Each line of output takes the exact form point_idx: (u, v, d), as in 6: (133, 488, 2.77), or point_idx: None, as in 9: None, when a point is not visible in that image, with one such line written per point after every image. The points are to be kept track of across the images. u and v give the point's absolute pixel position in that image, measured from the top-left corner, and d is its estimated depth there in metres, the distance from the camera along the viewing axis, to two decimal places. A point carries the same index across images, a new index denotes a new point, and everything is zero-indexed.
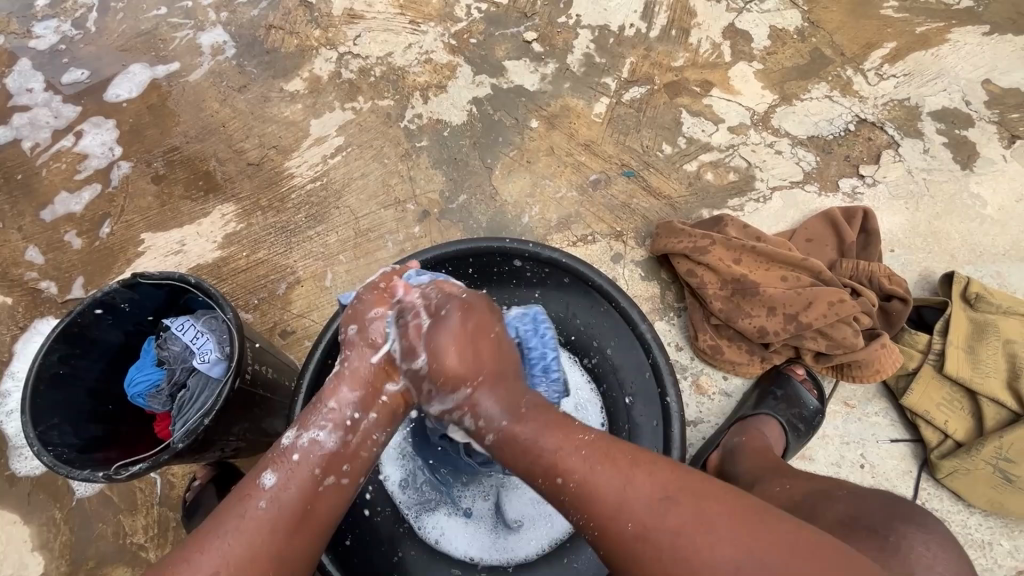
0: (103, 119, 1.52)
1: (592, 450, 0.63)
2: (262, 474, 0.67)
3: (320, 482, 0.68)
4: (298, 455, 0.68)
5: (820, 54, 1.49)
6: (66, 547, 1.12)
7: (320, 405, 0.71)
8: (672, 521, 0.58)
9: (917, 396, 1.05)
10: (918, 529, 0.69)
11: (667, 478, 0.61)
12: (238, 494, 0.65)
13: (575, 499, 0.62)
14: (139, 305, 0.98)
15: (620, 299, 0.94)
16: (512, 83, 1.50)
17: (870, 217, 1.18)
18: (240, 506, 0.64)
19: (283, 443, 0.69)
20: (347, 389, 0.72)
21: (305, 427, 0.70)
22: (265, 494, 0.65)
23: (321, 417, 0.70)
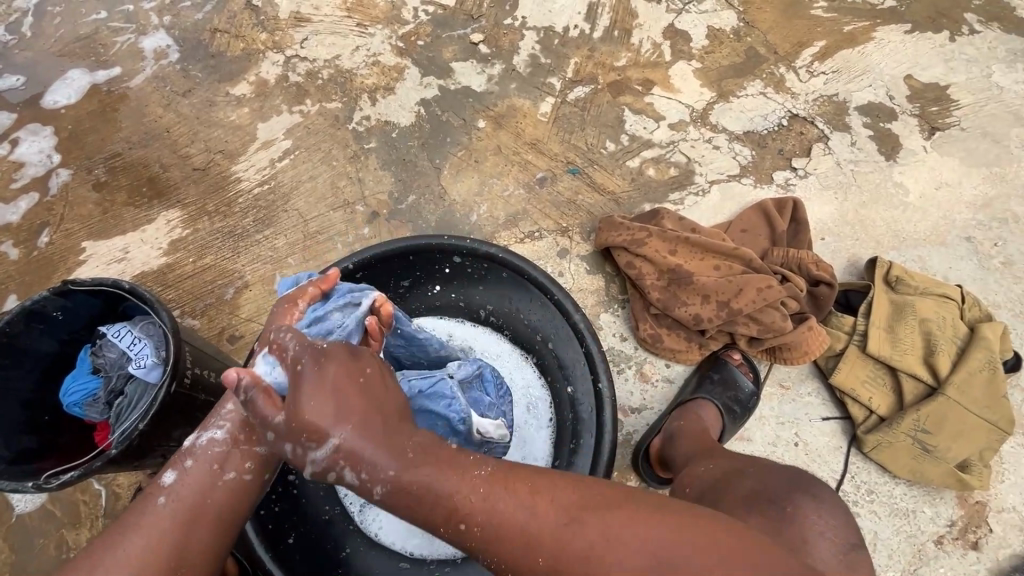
0: (40, 126, 1.48)
1: (484, 484, 0.61)
2: (163, 474, 0.71)
3: (218, 475, 0.70)
4: (195, 455, 0.71)
5: (754, 53, 1.55)
6: (5, 565, 1.09)
7: (220, 406, 0.74)
8: (579, 549, 0.57)
9: (844, 375, 1.11)
10: (810, 500, 0.72)
11: (572, 501, 0.61)
12: (140, 495, 0.70)
13: (483, 543, 0.60)
14: (74, 313, 0.97)
15: (556, 291, 0.96)
16: (459, 84, 1.52)
17: (799, 207, 1.24)
18: (140, 506, 0.69)
19: (184, 446, 0.73)
20: (244, 391, 0.75)
21: (204, 428, 0.73)
22: (164, 492, 0.69)
23: (219, 417, 0.74)
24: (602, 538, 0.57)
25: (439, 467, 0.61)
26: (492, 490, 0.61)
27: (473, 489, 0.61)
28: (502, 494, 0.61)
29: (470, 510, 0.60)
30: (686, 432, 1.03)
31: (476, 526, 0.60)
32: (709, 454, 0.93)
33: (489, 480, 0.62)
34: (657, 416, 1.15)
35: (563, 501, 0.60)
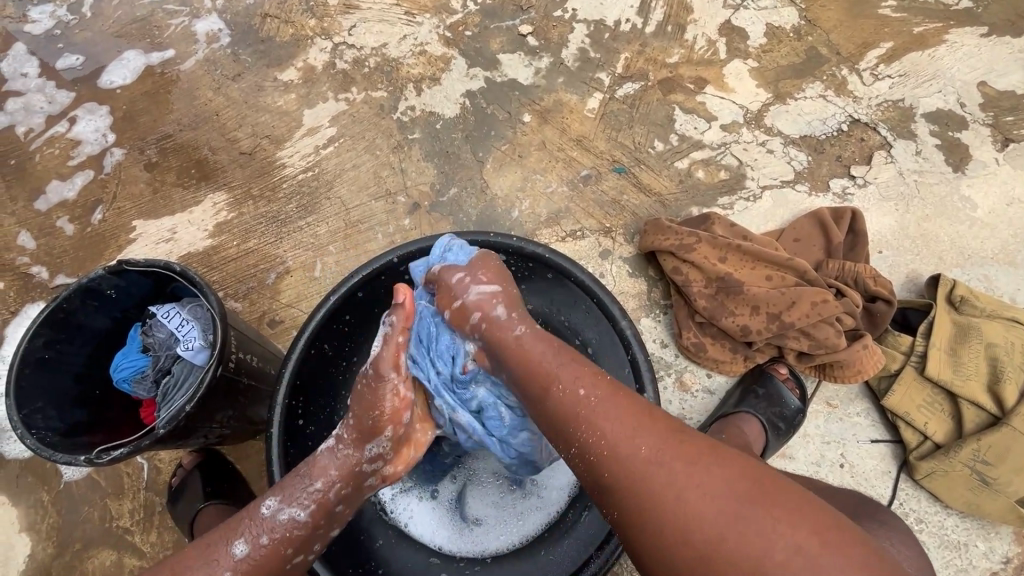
0: (97, 105, 1.52)
1: (616, 390, 0.72)
2: (235, 541, 0.74)
3: (287, 560, 0.76)
4: (270, 533, 0.75)
5: (815, 53, 1.48)
6: (53, 529, 1.13)
7: (308, 483, 0.78)
8: (674, 456, 0.63)
9: (898, 397, 1.06)
10: (872, 540, 0.77)
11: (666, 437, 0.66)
12: (208, 556, 0.72)
13: (588, 414, 0.70)
14: (126, 292, 0.99)
15: (601, 295, 0.93)
16: (505, 77, 1.49)
17: (858, 218, 1.18)
18: (207, 569, 0.71)
19: (263, 512, 0.76)
20: (334, 476, 0.79)
21: (286, 502, 0.76)
22: (234, 564, 0.72)
23: (303, 495, 0.77)
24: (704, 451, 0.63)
25: (574, 359, 0.76)
26: (616, 395, 0.71)
27: (597, 384, 0.72)
28: (625, 398, 0.71)
29: (595, 387, 0.72)
30: (728, 446, 0.99)
31: (594, 401, 0.71)
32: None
33: (615, 389, 0.72)
34: (696, 427, 1.12)
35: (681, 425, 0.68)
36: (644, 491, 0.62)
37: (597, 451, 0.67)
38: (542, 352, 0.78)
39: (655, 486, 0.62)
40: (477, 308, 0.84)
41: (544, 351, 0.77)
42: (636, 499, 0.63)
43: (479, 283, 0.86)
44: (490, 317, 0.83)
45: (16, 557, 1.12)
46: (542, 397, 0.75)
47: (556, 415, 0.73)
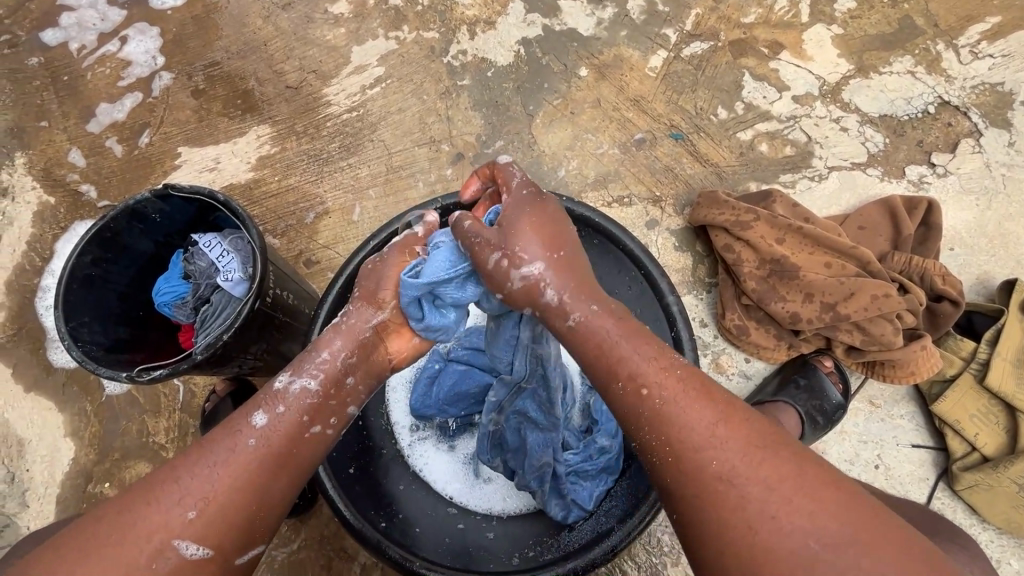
0: (148, 26, 1.49)
1: (687, 386, 0.62)
2: (253, 414, 0.68)
3: (306, 428, 0.69)
4: (287, 402, 0.69)
5: (910, 23, 1.34)
6: (94, 437, 1.19)
7: (313, 353, 0.72)
8: (753, 474, 0.55)
9: (951, 404, 1.00)
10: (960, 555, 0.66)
11: (747, 434, 0.58)
12: (228, 428, 0.67)
13: (656, 416, 0.61)
14: (170, 217, 0.99)
15: (650, 267, 0.89)
16: (565, 25, 1.40)
17: (934, 210, 1.09)
18: (229, 440, 0.66)
19: (275, 386, 0.70)
20: (341, 345, 0.72)
21: (297, 373, 0.70)
22: (255, 433, 0.66)
23: (313, 366, 0.71)
24: (789, 472, 0.55)
25: (641, 345, 0.65)
26: (687, 393, 0.61)
27: (665, 382, 0.62)
28: (700, 399, 0.61)
29: (662, 386, 0.62)
30: None
31: (660, 400, 0.61)
32: None
33: (686, 380, 0.62)
34: None
35: (765, 429, 0.59)
36: (715, 508, 0.56)
37: (663, 453, 0.60)
38: (606, 334, 0.65)
39: (730, 507, 0.55)
40: (524, 299, 0.67)
41: (606, 335, 0.65)
42: (700, 505, 0.57)
43: (520, 264, 0.66)
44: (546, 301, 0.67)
45: (60, 460, 1.18)
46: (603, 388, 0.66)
47: (621, 412, 0.64)
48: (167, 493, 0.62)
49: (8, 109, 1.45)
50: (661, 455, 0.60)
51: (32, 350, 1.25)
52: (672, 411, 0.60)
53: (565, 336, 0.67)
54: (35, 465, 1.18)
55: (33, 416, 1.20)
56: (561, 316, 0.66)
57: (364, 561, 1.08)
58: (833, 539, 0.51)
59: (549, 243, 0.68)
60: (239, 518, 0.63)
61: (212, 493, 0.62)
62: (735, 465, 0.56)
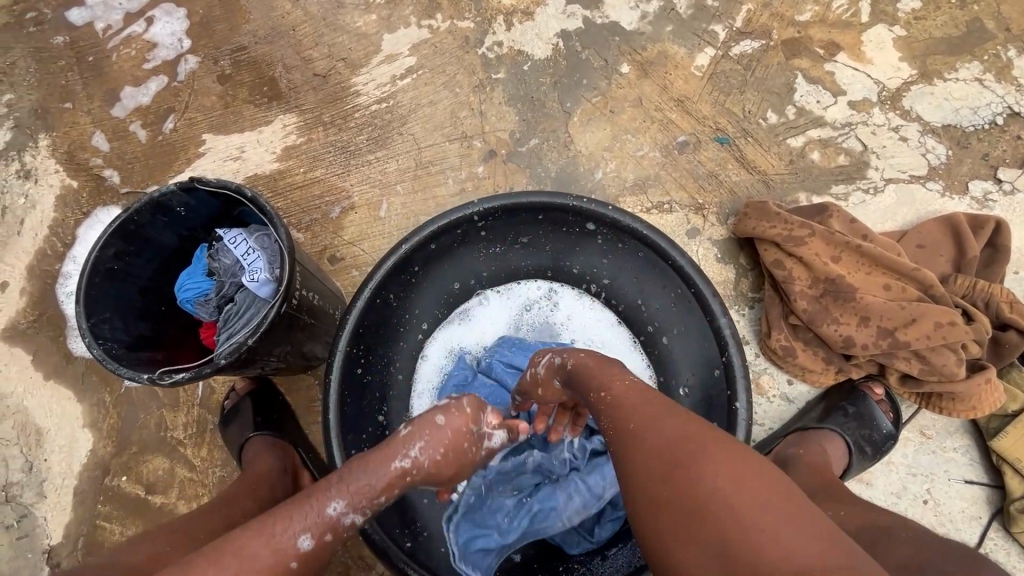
0: (174, 7, 1.45)
1: (629, 385, 0.69)
2: (299, 534, 0.61)
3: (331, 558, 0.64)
4: (335, 534, 0.63)
5: (979, 26, 1.25)
6: (113, 429, 1.17)
7: (377, 491, 0.66)
8: (670, 436, 0.60)
9: (1011, 440, 0.94)
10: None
11: (666, 414, 0.63)
12: (269, 544, 0.59)
13: (607, 406, 0.68)
14: (194, 211, 0.95)
15: (701, 286, 0.83)
16: (607, 18, 1.33)
17: (1002, 231, 1.01)
18: (266, 560, 0.58)
19: (330, 513, 0.63)
20: (400, 489, 0.69)
21: (355, 507, 0.64)
22: (296, 558, 0.60)
23: (369, 502, 0.66)
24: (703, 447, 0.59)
25: (601, 364, 0.74)
26: (636, 390, 0.69)
27: (616, 385, 0.69)
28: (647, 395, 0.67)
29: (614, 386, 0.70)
30: (807, 462, 0.89)
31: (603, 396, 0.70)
32: (842, 499, 0.78)
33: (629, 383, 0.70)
34: (767, 435, 1.03)
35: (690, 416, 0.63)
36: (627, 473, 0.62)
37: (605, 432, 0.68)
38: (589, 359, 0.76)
39: (648, 467, 0.60)
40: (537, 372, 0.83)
41: (585, 367, 0.75)
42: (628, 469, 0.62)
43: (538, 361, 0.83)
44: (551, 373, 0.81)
45: (78, 451, 1.16)
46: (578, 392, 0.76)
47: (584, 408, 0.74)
48: None
49: (33, 89, 1.42)
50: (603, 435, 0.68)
51: (52, 338, 1.24)
52: (615, 400, 0.68)
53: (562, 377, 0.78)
54: (53, 455, 1.16)
55: (52, 405, 1.19)
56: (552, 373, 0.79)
57: (382, 571, 1.06)
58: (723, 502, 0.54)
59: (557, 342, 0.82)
60: None
61: None
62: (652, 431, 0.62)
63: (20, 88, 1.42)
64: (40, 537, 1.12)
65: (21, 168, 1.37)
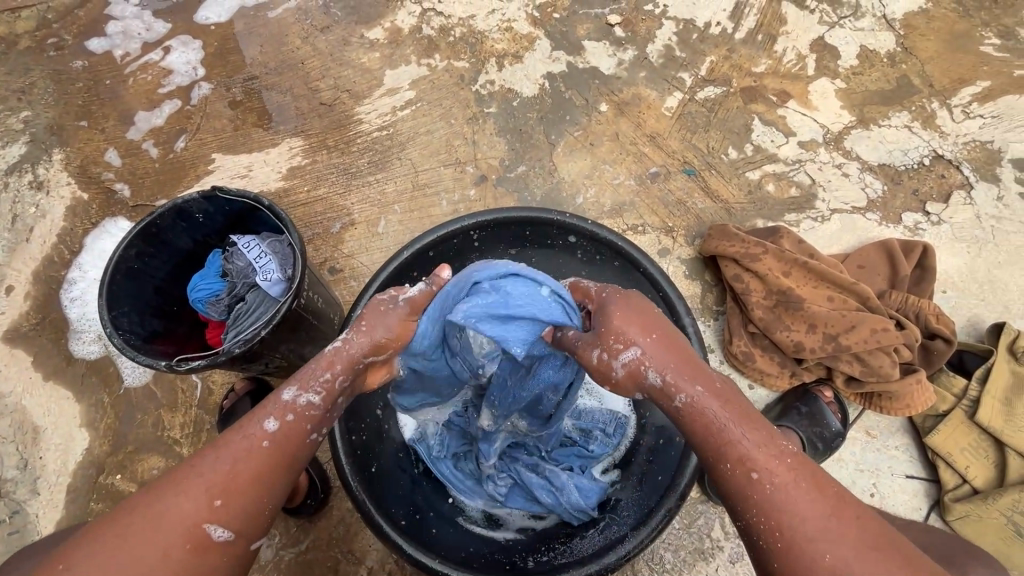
0: (191, 39, 1.57)
1: (797, 475, 0.63)
2: (264, 420, 0.70)
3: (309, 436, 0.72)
4: (295, 412, 0.71)
5: (907, 82, 1.45)
6: (109, 429, 1.21)
7: (316, 369, 0.74)
8: (857, 550, 0.58)
9: (944, 436, 1.05)
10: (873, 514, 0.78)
11: (831, 509, 0.61)
12: (242, 430, 0.69)
13: (765, 501, 0.63)
14: (211, 217, 1.05)
15: (668, 289, 0.97)
16: (588, 64, 1.50)
17: (928, 253, 1.16)
18: (242, 441, 0.69)
19: (283, 398, 0.71)
20: (339, 368, 0.74)
21: (302, 388, 0.72)
22: (267, 438, 0.69)
23: (316, 382, 0.73)
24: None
25: (726, 405, 0.69)
26: (800, 483, 0.63)
27: (777, 469, 0.64)
28: (809, 485, 0.63)
29: (776, 473, 0.64)
30: None
31: (771, 486, 0.63)
32: None
33: (794, 466, 0.64)
34: None
35: (858, 519, 0.61)
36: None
37: (772, 540, 0.62)
38: (716, 415, 0.68)
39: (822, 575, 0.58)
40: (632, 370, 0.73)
41: (711, 411, 0.68)
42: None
43: (621, 352, 0.73)
44: (645, 386, 0.72)
45: (74, 449, 1.20)
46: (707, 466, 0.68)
47: (728, 492, 0.66)
48: (186, 486, 0.65)
49: (50, 108, 1.51)
50: (770, 538, 0.62)
51: (53, 340, 1.28)
52: (787, 495, 0.62)
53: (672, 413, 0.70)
54: (49, 453, 1.19)
55: (50, 404, 1.22)
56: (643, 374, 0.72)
57: (370, 566, 1.10)
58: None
59: (642, 328, 0.74)
60: (251, 506, 0.67)
61: (224, 487, 0.66)
62: (834, 543, 0.59)
63: (39, 106, 1.51)
64: (30, 534, 1.14)
65: (34, 180, 1.44)
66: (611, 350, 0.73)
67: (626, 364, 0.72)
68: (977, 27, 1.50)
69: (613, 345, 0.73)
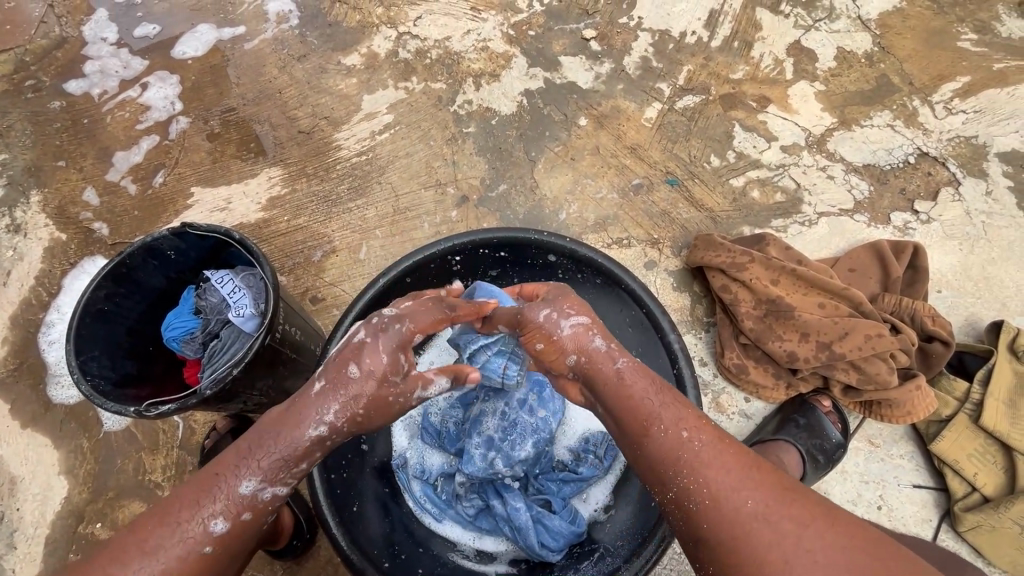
0: (168, 74, 1.57)
1: (722, 439, 0.68)
2: (213, 521, 0.66)
3: (265, 522, 0.71)
4: (254, 509, 0.69)
5: (887, 81, 1.44)
6: (89, 476, 1.18)
7: (294, 467, 0.71)
8: (783, 509, 0.60)
9: (949, 443, 1.02)
10: None
11: (750, 464, 0.65)
12: (185, 536, 0.65)
13: (693, 458, 0.66)
14: (184, 254, 1.02)
15: (652, 306, 0.96)
16: (565, 79, 1.49)
17: (920, 254, 1.13)
18: (184, 548, 0.64)
19: (243, 492, 0.68)
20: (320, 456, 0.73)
21: (270, 483, 0.70)
22: (214, 541, 0.66)
23: (288, 476, 0.71)
24: (820, 514, 0.59)
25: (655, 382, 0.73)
26: (722, 442, 0.67)
27: (703, 429, 0.68)
28: (731, 450, 0.67)
29: (700, 431, 0.68)
30: None
31: (699, 445, 0.67)
32: None
33: (719, 435, 0.68)
34: None
35: (773, 470, 0.64)
36: (745, 539, 0.59)
37: (699, 497, 0.64)
38: (647, 387, 0.72)
39: (748, 531, 0.59)
40: (570, 345, 0.75)
41: (644, 387, 0.71)
42: (728, 535, 0.61)
43: (567, 316, 0.77)
44: (587, 351, 0.75)
45: (52, 498, 1.16)
46: (640, 433, 0.70)
47: (657, 457, 0.68)
48: None
49: (27, 150, 1.50)
50: (698, 498, 0.64)
51: (31, 386, 1.25)
52: (712, 453, 0.66)
53: (610, 380, 0.73)
54: (27, 504, 1.15)
55: (29, 453, 1.19)
56: (585, 339, 0.75)
57: None
58: (855, 556, 0.55)
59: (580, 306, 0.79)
60: None
61: None
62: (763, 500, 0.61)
63: (15, 148, 1.50)
64: None
65: (11, 223, 1.42)
66: (563, 312, 0.77)
67: (573, 327, 0.75)
68: (953, 23, 1.49)
69: (567, 308, 0.77)
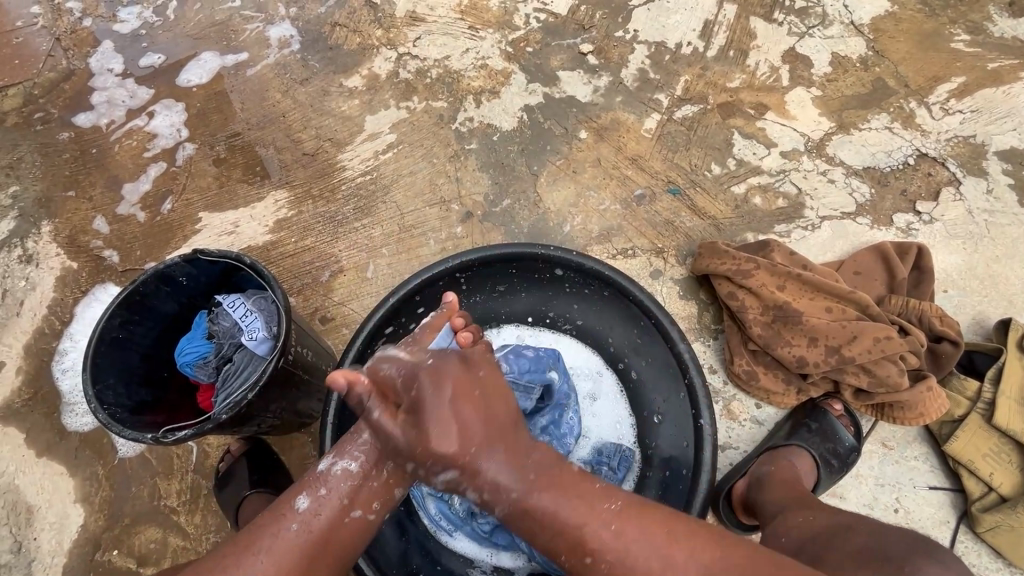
0: (173, 102, 1.60)
1: (628, 513, 0.70)
2: (297, 498, 0.74)
3: (348, 512, 0.75)
4: (329, 485, 0.76)
5: (882, 84, 1.45)
6: (105, 502, 1.18)
7: (356, 436, 0.79)
8: None
9: (963, 444, 1.02)
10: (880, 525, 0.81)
11: (671, 538, 0.67)
12: (274, 513, 0.73)
13: (612, 559, 0.67)
14: (195, 279, 1.04)
15: (659, 315, 0.96)
16: (564, 93, 1.51)
17: (924, 255, 1.14)
18: (275, 525, 0.72)
19: (319, 470, 0.77)
20: (382, 428, 0.80)
21: (340, 455, 0.78)
22: (297, 518, 0.73)
23: (354, 449, 0.79)
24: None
25: (541, 467, 0.75)
26: (628, 516, 0.69)
27: (608, 514, 0.70)
28: (647, 520, 0.69)
29: (605, 522, 0.69)
30: (779, 478, 0.98)
31: (609, 537, 0.68)
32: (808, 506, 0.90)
33: (627, 511, 0.70)
34: (742, 457, 1.10)
35: (681, 535, 0.68)
36: None
37: None
38: (539, 493, 0.72)
39: None
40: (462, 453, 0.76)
41: (538, 495, 0.72)
42: None
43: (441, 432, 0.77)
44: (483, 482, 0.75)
45: (70, 526, 1.17)
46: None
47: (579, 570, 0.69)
48: None
49: (38, 181, 1.52)
50: None
51: (46, 415, 1.26)
52: (623, 545, 0.67)
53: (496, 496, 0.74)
54: (44, 533, 1.16)
55: (45, 482, 1.19)
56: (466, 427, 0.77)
57: None
58: None
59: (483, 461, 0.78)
60: None
61: None
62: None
63: (26, 180, 1.52)
64: None
65: (24, 253, 1.44)
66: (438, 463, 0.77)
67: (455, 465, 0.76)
68: (945, 25, 1.51)
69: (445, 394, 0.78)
